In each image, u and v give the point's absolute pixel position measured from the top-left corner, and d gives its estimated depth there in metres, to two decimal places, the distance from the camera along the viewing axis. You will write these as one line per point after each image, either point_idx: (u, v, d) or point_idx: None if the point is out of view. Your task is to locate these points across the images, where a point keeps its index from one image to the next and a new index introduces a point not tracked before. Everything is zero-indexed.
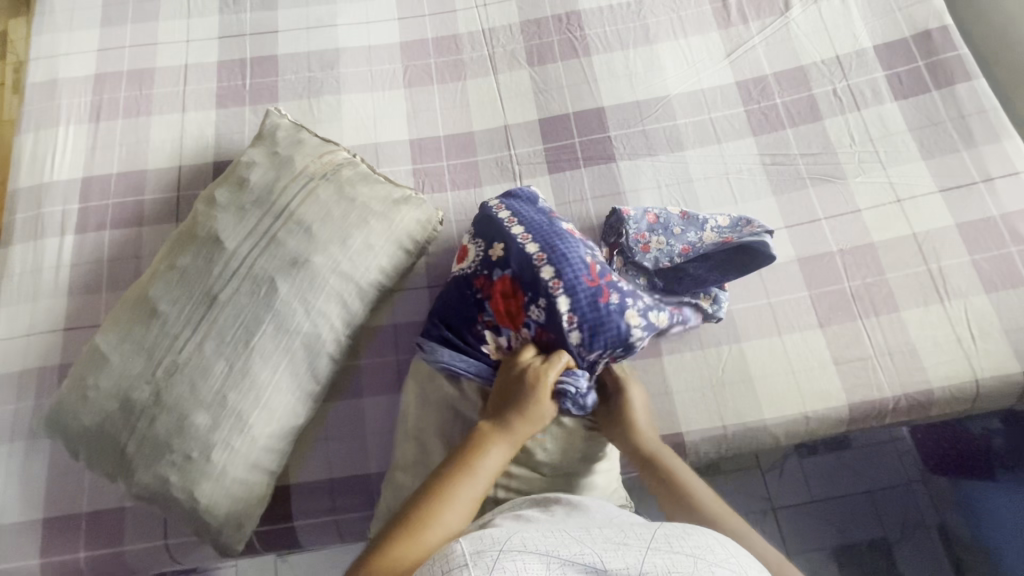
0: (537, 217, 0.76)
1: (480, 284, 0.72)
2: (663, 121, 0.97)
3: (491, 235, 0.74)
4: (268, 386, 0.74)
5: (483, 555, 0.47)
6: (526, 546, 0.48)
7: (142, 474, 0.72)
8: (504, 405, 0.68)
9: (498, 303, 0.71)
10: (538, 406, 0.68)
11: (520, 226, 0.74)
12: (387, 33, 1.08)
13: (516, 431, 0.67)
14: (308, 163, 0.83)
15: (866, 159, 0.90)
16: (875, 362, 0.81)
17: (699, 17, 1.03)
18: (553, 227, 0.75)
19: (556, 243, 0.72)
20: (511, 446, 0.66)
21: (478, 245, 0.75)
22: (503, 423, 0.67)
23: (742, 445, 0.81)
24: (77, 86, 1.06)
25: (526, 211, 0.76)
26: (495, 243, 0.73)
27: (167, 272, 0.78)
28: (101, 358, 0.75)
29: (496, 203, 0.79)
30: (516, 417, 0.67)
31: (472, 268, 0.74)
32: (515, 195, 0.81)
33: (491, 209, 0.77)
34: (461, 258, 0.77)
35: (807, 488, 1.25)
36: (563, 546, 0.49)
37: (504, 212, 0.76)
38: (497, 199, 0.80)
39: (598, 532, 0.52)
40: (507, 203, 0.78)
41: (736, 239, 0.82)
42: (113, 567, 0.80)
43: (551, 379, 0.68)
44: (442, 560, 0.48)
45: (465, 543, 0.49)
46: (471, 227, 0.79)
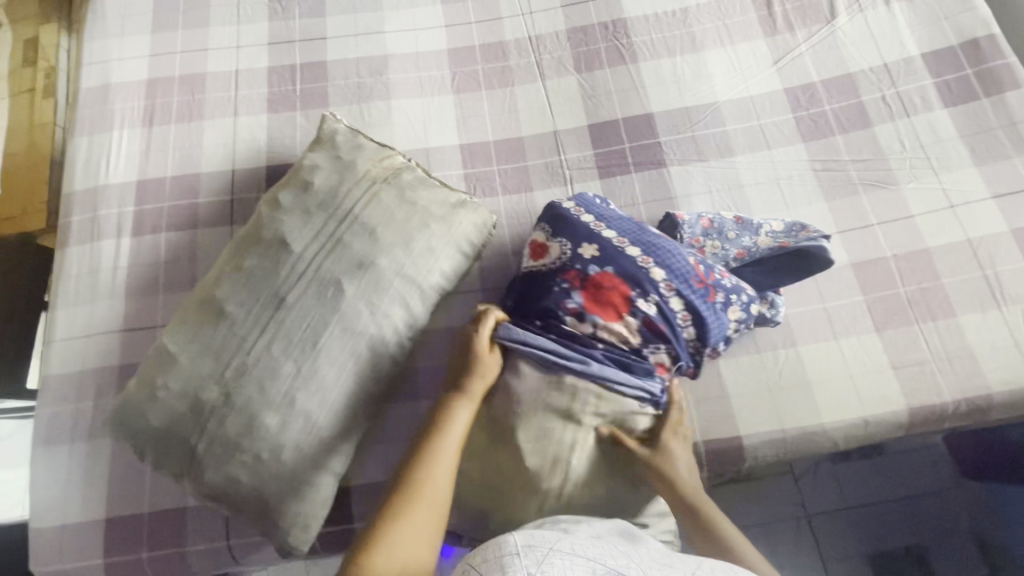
0: (622, 222, 0.79)
1: (573, 279, 0.73)
2: (712, 127, 0.98)
3: (578, 235, 0.76)
4: (335, 386, 0.75)
5: (533, 549, 0.48)
6: (574, 551, 0.49)
7: (212, 473, 0.73)
8: (454, 375, 0.72)
9: (596, 295, 0.72)
10: (483, 363, 0.71)
11: (611, 230, 0.77)
12: (434, 39, 1.10)
13: (472, 390, 0.70)
14: (370, 168, 0.84)
15: (917, 165, 0.91)
16: (933, 366, 0.81)
17: (745, 25, 1.04)
18: (644, 230, 0.79)
19: (656, 245, 0.76)
20: (472, 402, 0.69)
21: (560, 243, 0.76)
22: (455, 388, 0.70)
23: (801, 449, 0.82)
24: (130, 91, 1.07)
25: (609, 217, 0.79)
26: (589, 244, 0.75)
27: (233, 274, 0.78)
28: (169, 359, 0.76)
29: (573, 205, 0.81)
30: (466, 377, 0.70)
31: (563, 264, 0.74)
32: (584, 199, 0.83)
33: (567, 210, 0.79)
34: (542, 255, 0.77)
35: (841, 494, 1.25)
36: (608, 556, 0.50)
37: (584, 215, 0.79)
38: (568, 201, 0.82)
39: (642, 555, 0.53)
40: (582, 205, 0.81)
41: (792, 244, 0.83)
42: (176, 567, 0.81)
43: (484, 339, 0.72)
44: (494, 548, 0.48)
45: (517, 536, 0.49)
46: (543, 224, 0.79)
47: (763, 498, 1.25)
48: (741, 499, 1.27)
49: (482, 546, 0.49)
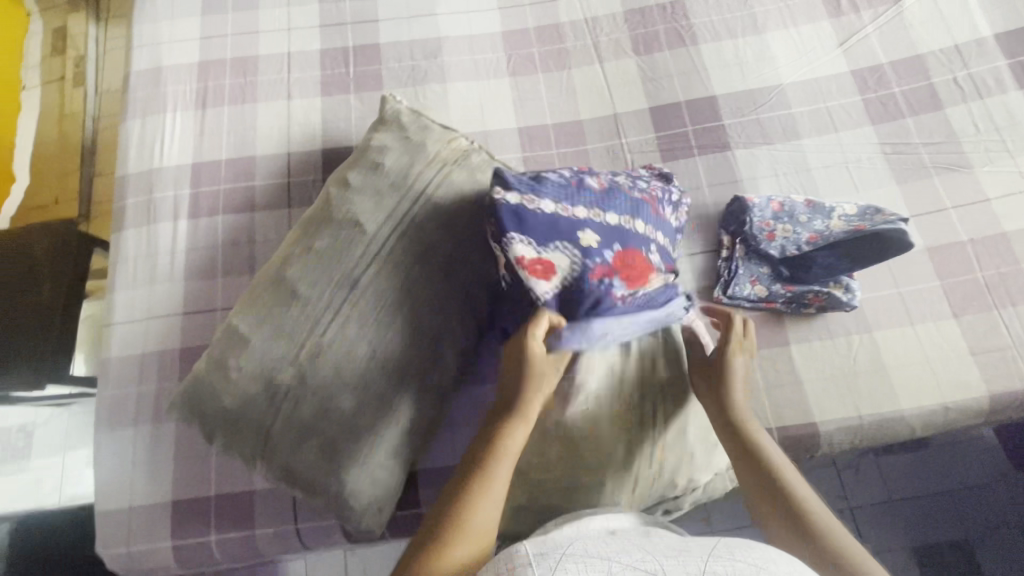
0: (569, 192, 0.73)
1: (600, 275, 0.68)
2: (777, 110, 0.96)
3: (565, 232, 0.69)
4: (410, 368, 0.74)
5: (544, 557, 0.48)
6: (587, 553, 0.49)
7: (287, 456, 0.72)
8: (506, 388, 0.68)
9: (628, 277, 0.70)
10: (540, 373, 0.66)
11: (577, 207, 0.71)
12: (488, 22, 1.08)
13: (527, 408, 0.66)
14: (439, 149, 0.82)
15: (993, 148, 0.89)
16: (1014, 352, 0.80)
17: (809, 6, 1.02)
18: (591, 192, 0.74)
19: (609, 199, 0.74)
20: (526, 420, 0.65)
21: (558, 250, 0.68)
22: (509, 403, 0.66)
23: (877, 435, 0.80)
24: (181, 74, 1.06)
25: (558, 194, 0.72)
26: (580, 233, 0.69)
27: (303, 255, 0.77)
28: (240, 340, 0.75)
29: (524, 198, 0.70)
30: (521, 393, 0.66)
31: (581, 270, 0.68)
32: (523, 184, 0.72)
33: (522, 205, 0.69)
34: (547, 270, 0.67)
35: (886, 487, 1.23)
36: (625, 552, 0.49)
37: (541, 203, 0.70)
38: (506, 193, 0.70)
39: (662, 544, 0.51)
40: (521, 191, 0.70)
41: (868, 227, 0.81)
42: (242, 550, 0.80)
43: (539, 342, 0.66)
44: (504, 560, 0.49)
45: (527, 544, 0.50)
46: (520, 236, 0.67)
47: None
48: None
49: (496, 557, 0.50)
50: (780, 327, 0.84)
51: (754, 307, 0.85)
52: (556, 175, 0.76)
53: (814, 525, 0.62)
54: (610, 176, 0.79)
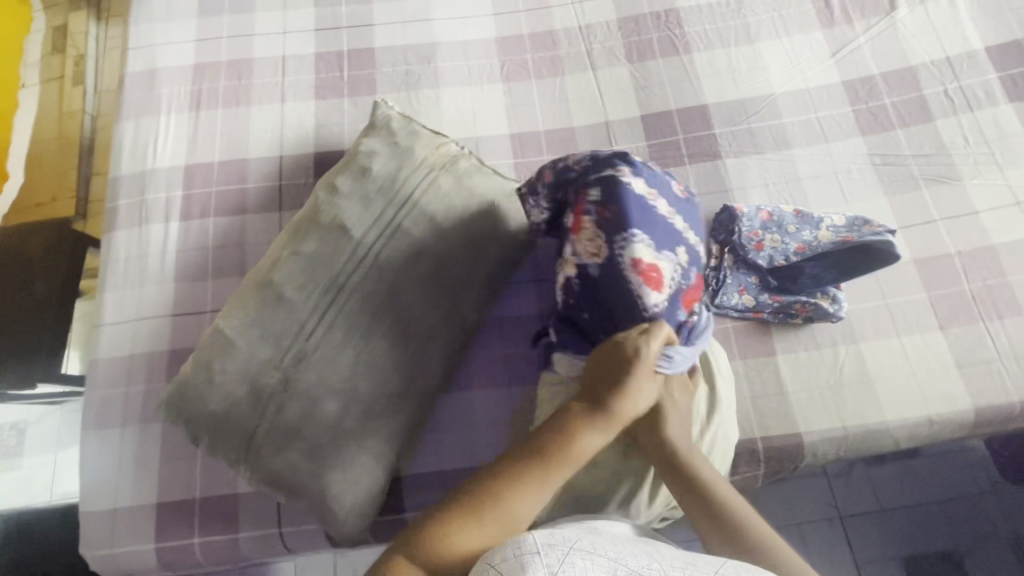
0: (673, 199, 0.74)
1: (686, 299, 0.71)
2: (768, 119, 0.96)
3: (673, 242, 0.70)
4: (394, 374, 0.75)
5: (554, 547, 0.48)
6: (595, 550, 0.50)
7: (270, 459, 0.72)
8: (606, 386, 0.64)
9: (698, 304, 0.73)
10: (639, 389, 0.64)
11: (680, 220, 0.73)
12: (482, 28, 1.09)
13: (614, 417, 0.63)
14: (427, 154, 0.82)
15: (983, 160, 0.89)
16: (1000, 365, 0.80)
17: (802, 16, 1.02)
18: (684, 204, 0.75)
19: (695, 219, 0.76)
20: (608, 427, 0.63)
21: (666, 259, 0.68)
22: (603, 403, 0.63)
23: (862, 447, 0.80)
24: (176, 75, 1.06)
25: (667, 198, 0.73)
26: (682, 250, 0.71)
27: (290, 259, 0.77)
28: (226, 343, 0.75)
29: (644, 200, 0.69)
30: (617, 402, 0.63)
31: (677, 287, 0.69)
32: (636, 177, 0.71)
33: (647, 204, 0.69)
34: (658, 278, 0.67)
35: (876, 496, 1.23)
36: (630, 556, 0.50)
37: (659, 206, 0.71)
38: (624, 177, 0.70)
39: (666, 554, 0.53)
40: (641, 184, 0.71)
41: (856, 238, 0.81)
42: (226, 553, 0.80)
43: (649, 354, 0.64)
44: (514, 546, 0.49)
45: (536, 533, 0.50)
46: (638, 238, 0.67)
47: (796, 500, 1.22)
48: (774, 498, 1.25)
49: (501, 546, 0.50)
50: (767, 337, 0.85)
51: (742, 317, 0.85)
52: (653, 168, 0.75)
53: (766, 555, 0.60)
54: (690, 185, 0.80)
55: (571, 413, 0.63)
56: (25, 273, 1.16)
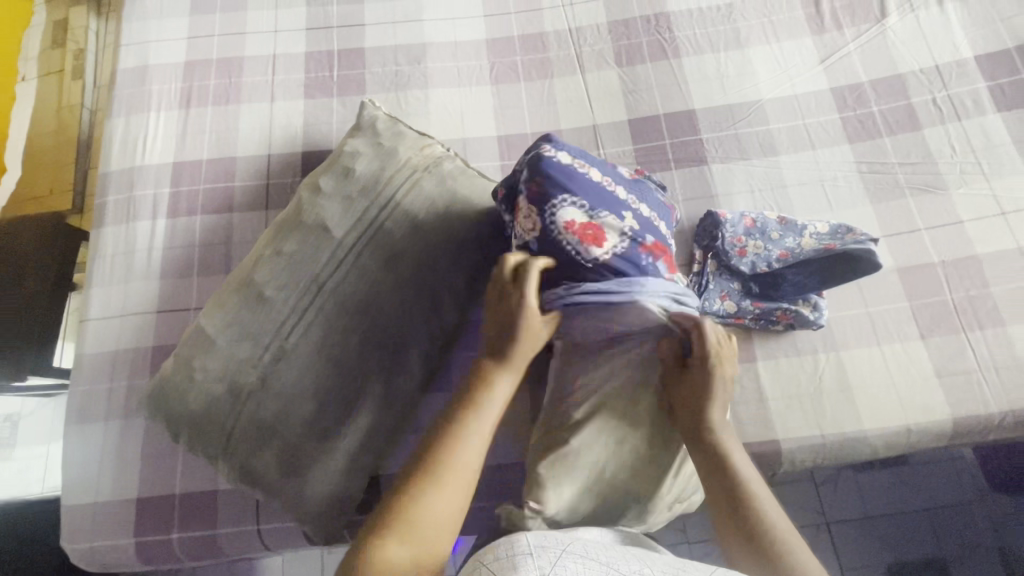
0: (609, 169, 0.76)
1: (643, 252, 0.71)
2: (755, 125, 0.96)
3: (611, 203, 0.72)
4: (372, 375, 0.75)
5: (546, 549, 0.49)
6: (587, 554, 0.50)
7: (248, 457, 0.73)
8: (498, 339, 0.68)
9: (664, 259, 0.73)
10: (532, 331, 0.67)
11: (621, 187, 0.75)
12: (473, 29, 1.09)
13: (515, 360, 0.67)
14: (410, 156, 0.83)
15: (969, 170, 0.89)
16: (980, 376, 0.80)
17: (792, 22, 1.02)
18: (625, 180, 0.78)
19: (640, 192, 0.77)
20: (512, 373, 0.67)
21: (607, 217, 0.70)
22: (499, 355, 0.68)
23: (840, 455, 0.80)
24: (167, 73, 1.07)
25: (600, 167, 0.75)
26: (625, 212, 0.72)
27: (272, 258, 0.78)
28: (206, 341, 0.75)
29: (571, 170, 0.71)
30: (513, 347, 0.67)
31: (625, 243, 0.70)
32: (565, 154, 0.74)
33: (574, 168, 0.72)
34: (595, 236, 0.69)
35: (863, 503, 1.23)
36: (623, 561, 0.51)
37: (591, 173, 0.73)
38: (547, 149, 0.74)
39: (660, 560, 0.53)
40: (567, 153, 0.74)
41: (838, 246, 0.81)
42: (205, 549, 0.81)
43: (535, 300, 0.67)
44: (505, 546, 0.50)
45: (530, 535, 0.51)
46: (572, 202, 0.70)
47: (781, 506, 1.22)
48: None
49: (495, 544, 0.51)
50: (749, 343, 0.84)
51: (723, 322, 0.85)
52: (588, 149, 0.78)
53: (776, 548, 0.60)
54: (642, 174, 0.83)
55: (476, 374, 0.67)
56: (17, 268, 1.17)
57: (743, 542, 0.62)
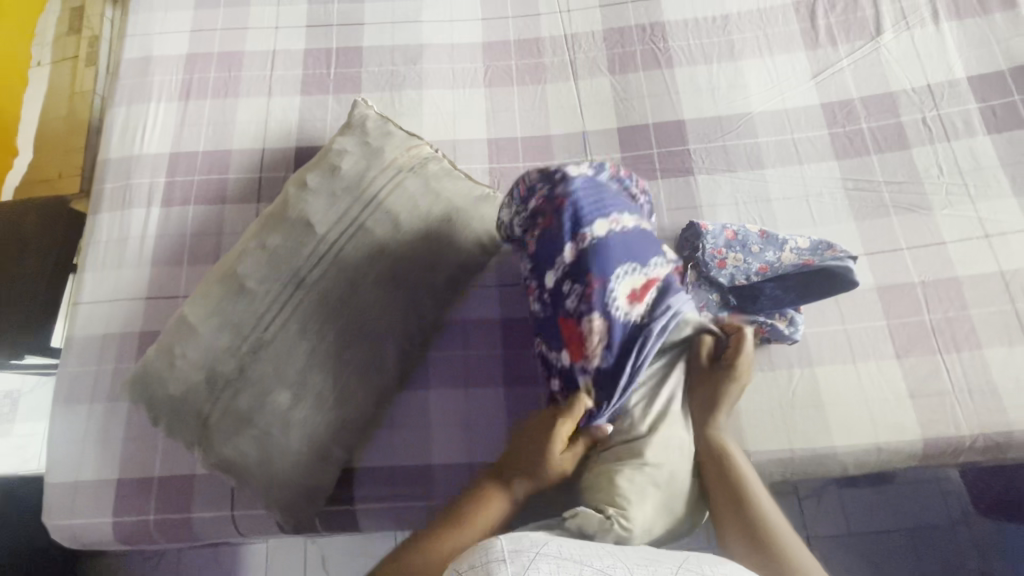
0: (619, 198, 0.73)
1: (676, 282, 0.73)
2: (743, 138, 0.96)
3: (649, 248, 0.70)
4: (348, 370, 0.77)
5: (520, 553, 0.48)
6: (560, 553, 0.50)
7: (223, 444, 0.75)
8: (509, 465, 0.70)
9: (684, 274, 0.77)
10: (545, 472, 0.67)
11: (640, 218, 0.73)
12: (470, 32, 1.10)
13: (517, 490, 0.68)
14: (397, 155, 0.84)
15: (954, 192, 0.89)
16: (953, 399, 0.80)
17: (787, 35, 1.02)
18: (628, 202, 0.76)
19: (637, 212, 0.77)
20: (509, 500, 0.68)
21: (652, 268, 0.69)
22: (506, 479, 0.69)
23: (809, 470, 0.80)
24: (169, 65, 1.09)
25: (616, 202, 0.72)
26: (654, 248, 0.71)
27: (256, 251, 0.79)
28: (188, 329, 0.77)
29: (609, 221, 0.68)
30: (518, 476, 0.68)
31: (666, 283, 0.70)
32: (589, 194, 0.70)
33: (609, 226, 0.68)
34: (646, 291, 0.68)
35: (844, 519, 1.22)
36: (597, 556, 0.51)
37: (622, 222, 0.70)
38: (571, 206, 0.69)
39: (632, 551, 0.54)
40: (589, 203, 0.69)
41: (817, 262, 0.81)
42: (180, 532, 0.83)
43: (561, 448, 0.67)
44: (483, 551, 0.48)
45: (504, 540, 0.50)
46: (624, 255, 0.67)
47: None
48: None
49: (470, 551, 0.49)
50: None
51: None
52: (588, 171, 0.74)
53: (775, 545, 0.62)
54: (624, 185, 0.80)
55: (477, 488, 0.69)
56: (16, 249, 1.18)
57: (741, 533, 0.64)
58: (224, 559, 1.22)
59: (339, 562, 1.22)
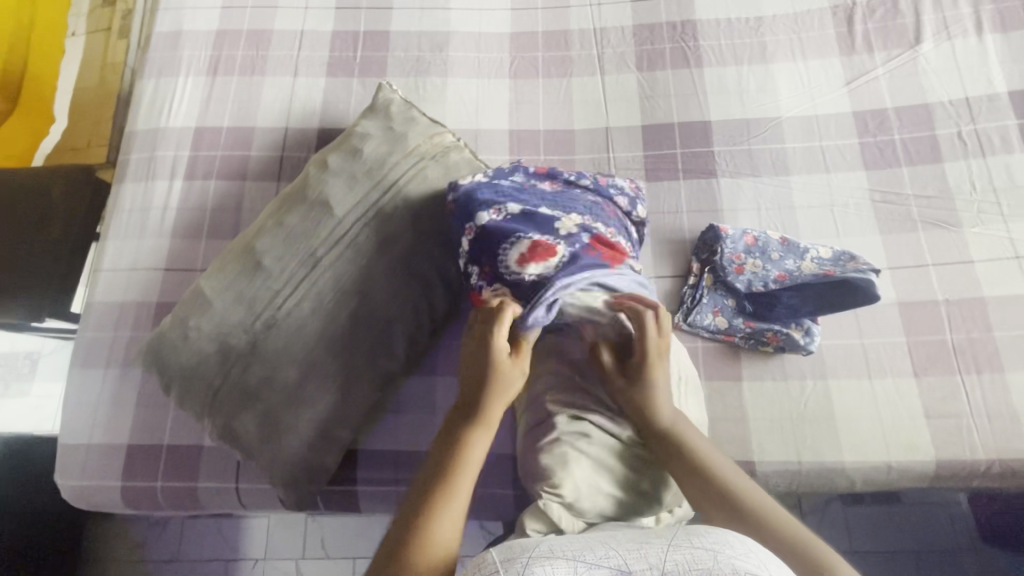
0: (527, 188, 0.77)
1: (589, 250, 0.71)
2: (770, 143, 0.94)
3: (543, 222, 0.72)
4: (358, 352, 0.77)
5: (512, 563, 0.48)
6: (553, 554, 0.49)
7: (231, 417, 0.76)
8: (467, 395, 0.66)
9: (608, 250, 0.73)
10: (507, 381, 0.65)
11: (552, 202, 0.76)
12: (499, 22, 1.09)
13: (491, 412, 0.65)
14: (420, 142, 0.84)
15: (986, 209, 0.87)
16: (971, 422, 0.78)
17: (822, 40, 0.99)
18: (544, 187, 0.78)
19: (557, 190, 0.78)
20: (488, 428, 0.64)
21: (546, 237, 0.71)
22: (471, 412, 0.65)
23: (815, 483, 0.79)
24: (199, 40, 1.10)
25: (518, 191, 0.76)
26: (557, 221, 0.73)
27: (274, 229, 0.80)
28: (204, 302, 0.78)
29: (493, 210, 0.73)
30: (485, 403, 0.65)
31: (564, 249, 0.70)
32: (480, 189, 0.76)
33: (495, 209, 0.74)
34: (539, 256, 0.69)
35: (849, 537, 1.19)
36: (589, 550, 0.50)
37: (511, 206, 0.74)
38: (456, 197, 0.77)
39: (621, 538, 0.52)
40: (482, 192, 0.76)
41: (838, 273, 0.79)
42: (185, 500, 0.84)
43: (503, 346, 0.66)
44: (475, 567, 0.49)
45: (497, 552, 0.50)
46: (510, 229, 0.71)
47: None
48: None
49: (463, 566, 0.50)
50: (734, 362, 0.84)
51: (712, 338, 0.85)
52: (491, 174, 0.80)
53: (768, 526, 0.59)
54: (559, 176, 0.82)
55: (449, 432, 0.65)
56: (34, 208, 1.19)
57: (730, 517, 0.60)
58: (227, 529, 1.25)
59: (339, 540, 1.23)
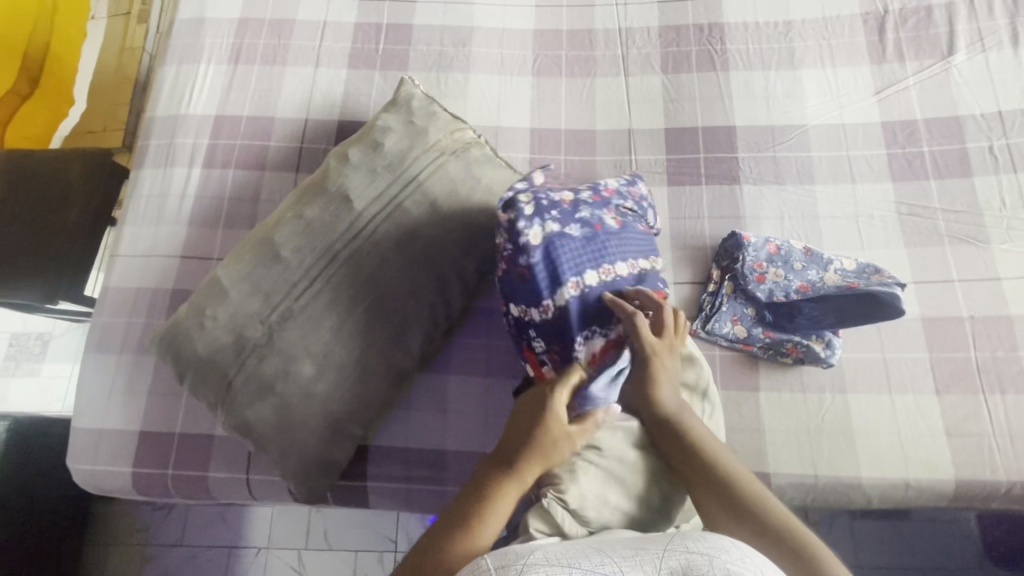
0: (602, 243, 0.71)
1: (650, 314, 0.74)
2: (795, 150, 0.93)
3: (621, 300, 0.70)
4: (373, 348, 0.77)
5: (507, 568, 0.47)
6: (548, 560, 0.48)
7: (245, 408, 0.75)
8: (513, 442, 0.63)
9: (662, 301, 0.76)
10: (554, 446, 0.62)
11: (627, 263, 0.72)
12: (523, 19, 1.08)
13: (528, 470, 0.61)
14: (440, 138, 0.83)
15: (1015, 226, 0.85)
16: (992, 442, 0.76)
17: (852, 47, 0.98)
18: (612, 233, 0.72)
19: (625, 241, 0.73)
20: (522, 488, 0.61)
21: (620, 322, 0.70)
22: (508, 464, 0.61)
23: (831, 498, 0.78)
24: (220, 28, 1.10)
25: (594, 251, 0.70)
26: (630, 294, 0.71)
27: (292, 221, 0.79)
28: (221, 292, 0.78)
29: (572, 284, 0.68)
30: (523, 458, 0.61)
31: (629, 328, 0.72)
32: (556, 252, 0.69)
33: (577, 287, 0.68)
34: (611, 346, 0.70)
35: (855, 553, 1.13)
36: (585, 557, 0.49)
37: (592, 279, 0.69)
38: (525, 255, 0.69)
39: (619, 546, 0.51)
40: (556, 257, 0.68)
41: (862, 286, 0.78)
42: (195, 489, 0.84)
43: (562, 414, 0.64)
44: (470, 570, 0.49)
45: (491, 557, 0.49)
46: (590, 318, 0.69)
47: None
48: None
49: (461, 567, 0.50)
50: (752, 372, 0.83)
51: (731, 347, 0.83)
52: (558, 217, 0.71)
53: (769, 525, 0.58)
54: (616, 208, 0.75)
55: (480, 480, 0.61)
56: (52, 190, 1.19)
57: (724, 506, 0.60)
58: (232, 518, 1.25)
59: (342, 533, 1.23)
